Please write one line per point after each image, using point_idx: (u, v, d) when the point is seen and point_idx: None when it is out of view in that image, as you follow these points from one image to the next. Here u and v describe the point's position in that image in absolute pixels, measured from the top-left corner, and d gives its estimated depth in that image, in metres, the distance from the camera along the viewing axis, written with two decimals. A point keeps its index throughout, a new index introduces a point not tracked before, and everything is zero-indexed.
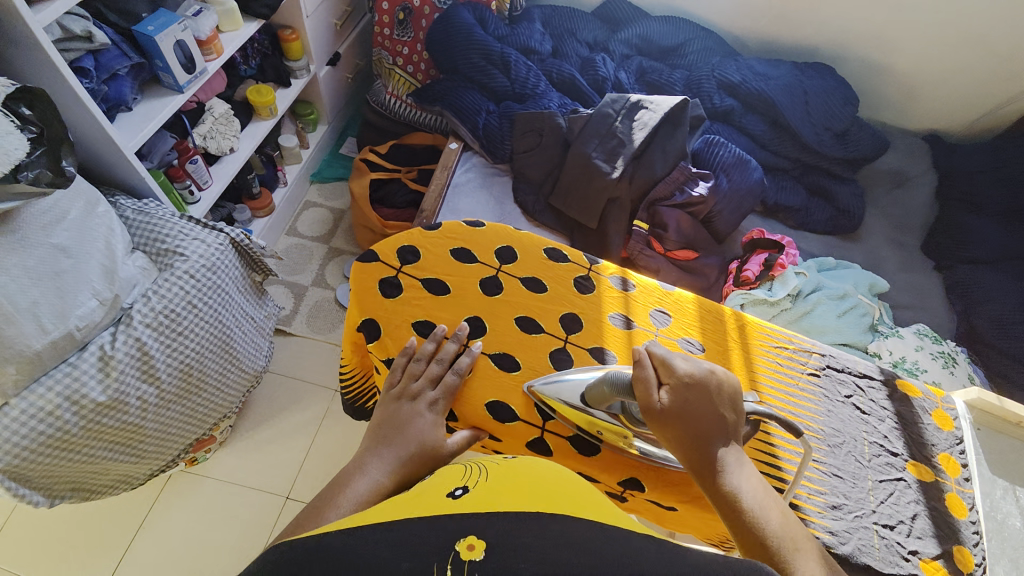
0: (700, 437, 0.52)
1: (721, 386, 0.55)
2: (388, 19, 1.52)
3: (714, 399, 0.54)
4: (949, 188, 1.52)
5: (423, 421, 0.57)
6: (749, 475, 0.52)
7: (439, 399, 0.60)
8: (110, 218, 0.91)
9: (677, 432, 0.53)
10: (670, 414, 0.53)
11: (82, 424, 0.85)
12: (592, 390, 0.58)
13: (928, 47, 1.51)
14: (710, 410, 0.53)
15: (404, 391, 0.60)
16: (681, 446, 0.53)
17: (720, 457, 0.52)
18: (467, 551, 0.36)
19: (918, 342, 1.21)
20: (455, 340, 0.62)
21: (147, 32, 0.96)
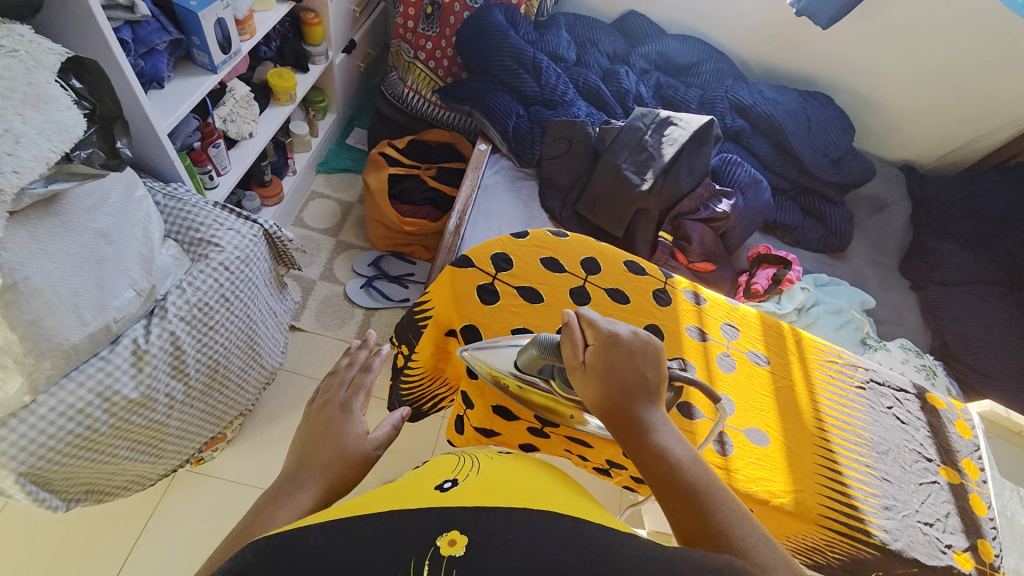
0: (623, 393, 0.49)
1: (645, 345, 0.52)
2: (415, 11, 1.50)
3: (638, 356, 0.51)
4: (922, 215, 1.60)
5: (341, 424, 0.55)
6: (679, 437, 0.48)
7: (351, 399, 0.58)
8: (148, 204, 0.87)
9: (601, 389, 0.50)
10: (596, 370, 0.50)
11: (112, 422, 0.81)
12: (527, 355, 0.57)
13: (914, 85, 1.62)
14: (633, 367, 0.50)
15: (322, 404, 0.58)
16: (607, 402, 0.50)
17: (645, 413, 0.49)
18: (448, 545, 0.34)
19: (904, 355, 1.25)
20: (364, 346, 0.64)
21: (189, 7, 0.92)
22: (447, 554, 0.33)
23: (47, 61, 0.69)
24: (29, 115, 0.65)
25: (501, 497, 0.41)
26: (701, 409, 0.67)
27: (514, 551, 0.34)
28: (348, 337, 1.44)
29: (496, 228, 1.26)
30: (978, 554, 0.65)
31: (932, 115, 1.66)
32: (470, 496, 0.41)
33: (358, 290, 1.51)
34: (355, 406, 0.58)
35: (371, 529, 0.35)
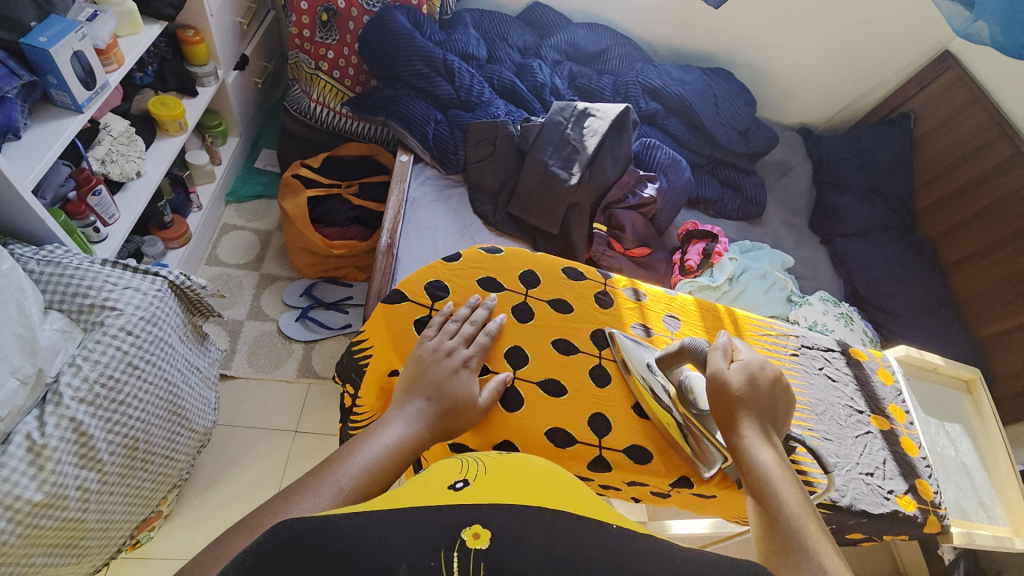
0: (750, 408, 0.59)
1: (784, 388, 0.63)
2: (309, 19, 1.40)
3: (776, 393, 0.61)
4: (823, 173, 1.74)
5: (465, 379, 0.62)
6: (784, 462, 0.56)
7: (474, 356, 0.65)
8: (18, 275, 0.74)
9: (732, 399, 0.59)
10: (732, 383, 0.59)
11: (16, 533, 0.70)
12: (668, 353, 0.65)
13: (801, 55, 1.75)
14: (767, 394, 0.60)
15: (437, 346, 0.64)
16: (733, 414, 0.58)
17: (762, 435, 0.58)
18: (473, 539, 0.33)
19: (825, 307, 1.36)
20: (486, 306, 0.70)
21: (40, 44, 0.80)
22: (473, 548, 0.32)
23: None
24: None
25: (515, 494, 0.39)
26: None
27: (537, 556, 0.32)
28: (289, 376, 1.35)
29: (429, 242, 1.21)
30: (918, 494, 0.73)
31: (820, 79, 1.79)
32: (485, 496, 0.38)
33: (292, 324, 1.41)
34: (472, 362, 0.64)
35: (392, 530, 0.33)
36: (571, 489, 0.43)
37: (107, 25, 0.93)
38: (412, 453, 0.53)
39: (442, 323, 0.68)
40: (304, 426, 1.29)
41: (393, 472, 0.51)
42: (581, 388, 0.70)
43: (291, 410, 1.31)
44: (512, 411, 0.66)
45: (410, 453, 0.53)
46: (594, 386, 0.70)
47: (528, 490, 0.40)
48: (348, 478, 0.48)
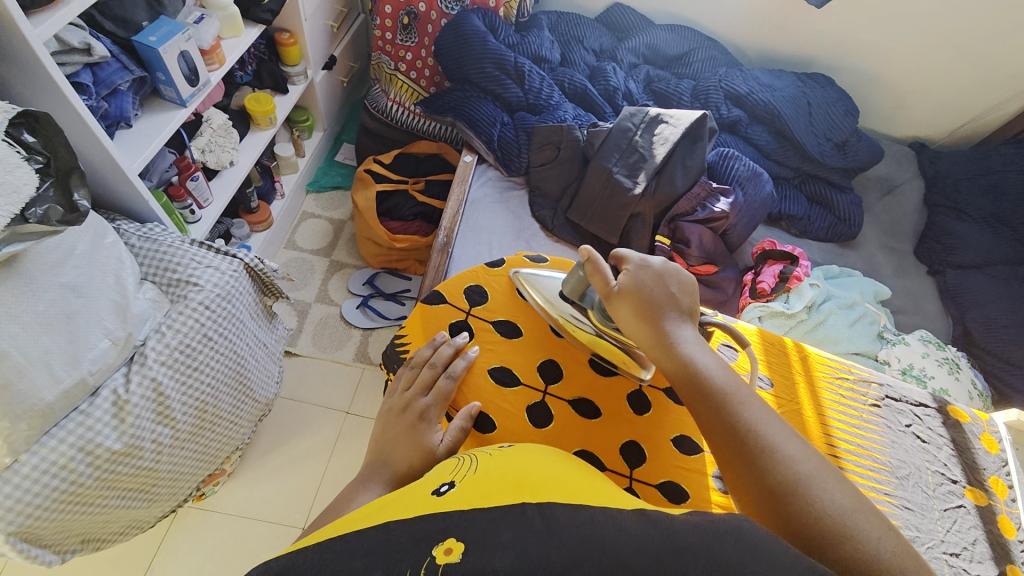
0: (654, 313, 0.62)
1: (679, 275, 0.65)
2: (391, 22, 1.47)
3: (670, 284, 0.64)
4: (936, 195, 1.52)
5: (420, 430, 0.64)
6: (707, 353, 0.59)
7: (431, 406, 0.66)
8: (120, 249, 0.85)
9: (637, 313, 0.63)
10: (633, 295, 0.64)
11: (97, 474, 0.79)
12: (569, 279, 0.72)
13: (920, 60, 1.53)
14: (664, 290, 0.63)
15: (399, 402, 0.68)
16: (643, 327, 0.62)
17: (677, 331, 0.61)
18: (444, 555, 0.36)
19: (924, 349, 1.18)
20: (451, 346, 0.70)
21: (150, 44, 0.90)
22: (443, 563, 0.36)
23: None
24: None
25: (497, 496, 0.43)
26: (700, 444, 0.65)
27: (512, 555, 0.35)
28: (347, 359, 1.42)
29: (485, 243, 1.22)
30: None
31: (942, 88, 1.57)
32: (469, 501, 0.43)
33: (354, 310, 1.48)
34: (430, 411, 0.65)
35: (366, 548, 0.38)
36: (559, 478, 0.48)
37: (211, 28, 1.04)
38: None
39: (405, 372, 0.70)
40: (355, 408, 1.36)
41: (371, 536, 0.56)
42: (616, 411, 0.68)
43: (346, 391, 1.38)
44: (540, 427, 0.66)
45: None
46: (630, 412, 0.68)
47: (509, 486, 0.45)
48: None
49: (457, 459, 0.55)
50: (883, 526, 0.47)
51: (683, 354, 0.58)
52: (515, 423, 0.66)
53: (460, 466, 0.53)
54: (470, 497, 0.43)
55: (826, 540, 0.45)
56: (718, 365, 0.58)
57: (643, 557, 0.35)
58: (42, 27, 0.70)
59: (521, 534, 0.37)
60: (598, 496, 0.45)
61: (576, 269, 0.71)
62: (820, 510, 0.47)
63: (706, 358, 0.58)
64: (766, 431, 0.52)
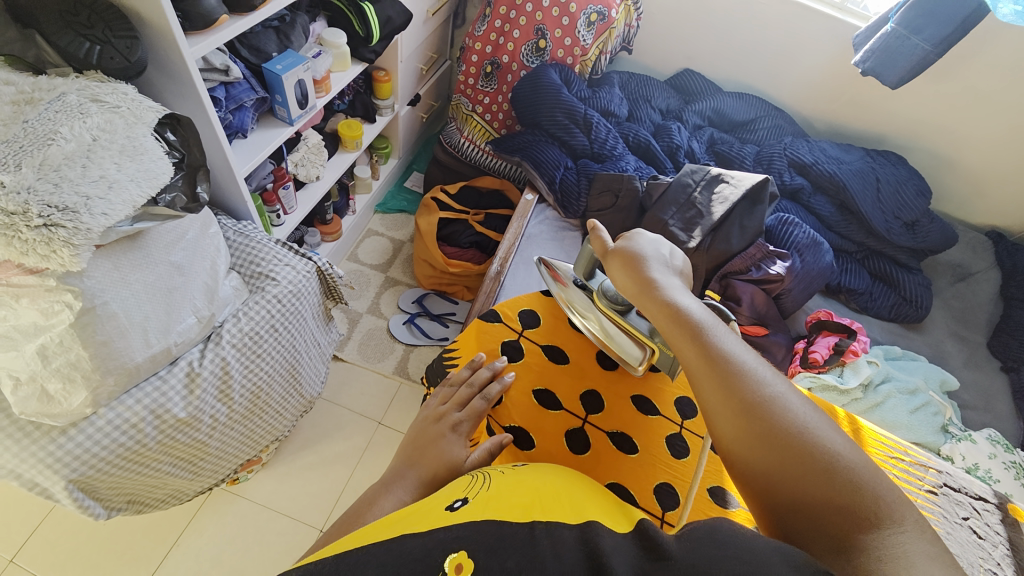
0: (641, 267, 0.63)
1: (664, 241, 0.68)
2: (475, 69, 1.62)
3: (655, 245, 0.67)
4: (1014, 288, 1.43)
5: (449, 443, 0.66)
6: (686, 292, 0.60)
7: (464, 421, 0.69)
8: (218, 240, 0.96)
9: (624, 267, 0.64)
10: (621, 254, 0.66)
11: (159, 438, 0.86)
12: (580, 262, 0.78)
13: (1000, 149, 1.49)
14: (649, 248, 0.66)
15: (434, 414, 0.71)
16: (629, 275, 0.64)
17: (659, 275, 0.62)
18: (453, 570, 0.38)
19: (992, 449, 1.09)
20: (489, 368, 0.74)
21: (275, 71, 1.05)
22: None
23: (147, 117, 0.80)
24: (124, 164, 0.75)
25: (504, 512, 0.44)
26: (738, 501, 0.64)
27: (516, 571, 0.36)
28: (386, 371, 1.47)
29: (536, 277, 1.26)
30: None
31: None
32: (480, 514, 0.44)
33: (400, 325, 1.55)
34: (461, 427, 0.68)
35: (380, 559, 0.38)
36: (565, 499, 0.48)
37: (325, 62, 1.19)
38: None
39: (444, 389, 0.74)
40: (387, 420, 1.40)
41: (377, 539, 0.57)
42: (656, 454, 0.68)
43: (381, 403, 1.43)
44: (577, 453, 0.68)
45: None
46: (669, 456, 0.68)
47: (517, 506, 0.45)
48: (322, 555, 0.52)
49: (468, 479, 0.56)
50: (857, 450, 0.46)
51: (666, 292, 0.59)
52: (554, 447, 0.68)
53: (473, 484, 0.54)
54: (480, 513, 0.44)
55: (793, 454, 0.45)
56: (699, 306, 0.58)
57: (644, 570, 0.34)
58: (198, 47, 0.85)
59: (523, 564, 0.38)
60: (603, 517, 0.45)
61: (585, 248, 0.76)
62: (791, 426, 0.46)
63: (686, 299, 0.58)
64: (736, 360, 0.51)
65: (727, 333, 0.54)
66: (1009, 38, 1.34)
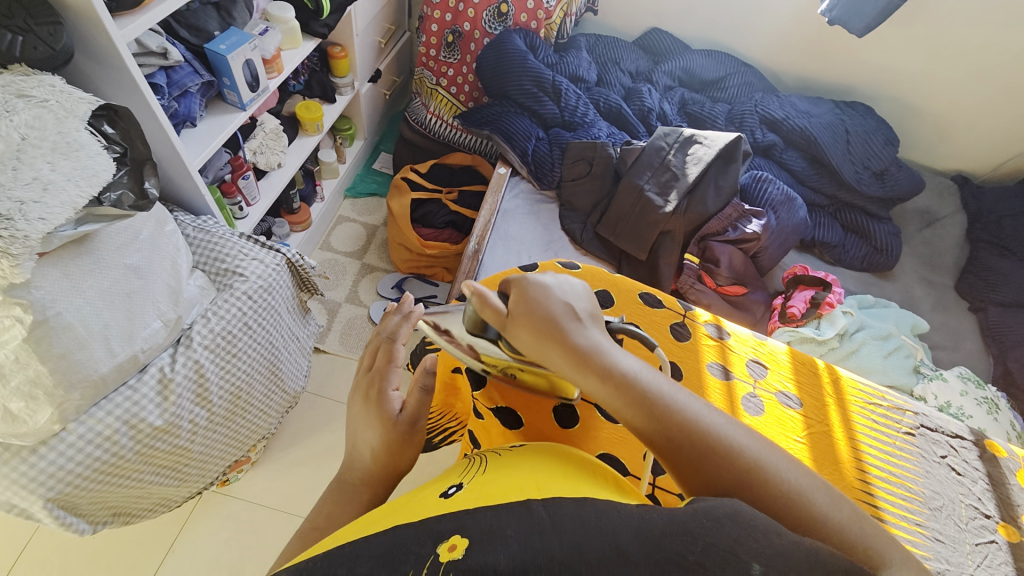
0: (562, 332, 0.52)
1: (564, 282, 0.57)
2: (436, 40, 1.54)
3: (559, 293, 0.55)
4: (979, 229, 1.47)
5: (377, 404, 0.65)
6: (626, 353, 0.52)
7: (391, 375, 0.67)
8: (177, 238, 0.91)
9: (540, 336, 0.52)
10: (531, 318, 0.53)
11: (137, 448, 0.83)
12: (467, 317, 0.60)
13: (963, 93, 1.51)
14: (558, 303, 0.54)
15: (359, 383, 0.68)
16: (556, 350, 0.52)
17: (591, 341, 0.52)
18: (448, 551, 0.37)
19: (963, 386, 1.13)
20: (403, 317, 0.70)
21: (220, 51, 0.98)
22: (445, 560, 0.36)
23: (78, 109, 0.73)
24: (60, 163, 0.69)
25: (500, 493, 0.44)
26: None
27: (513, 548, 0.36)
28: None
29: (514, 253, 1.24)
30: None
31: (988, 120, 1.53)
32: (474, 499, 0.44)
33: (381, 312, 1.52)
34: (391, 384, 0.66)
35: (374, 551, 0.38)
36: (560, 477, 0.48)
37: (274, 39, 1.12)
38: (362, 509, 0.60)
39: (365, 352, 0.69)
40: None
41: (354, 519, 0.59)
42: None
43: None
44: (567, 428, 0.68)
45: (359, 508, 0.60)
46: None
47: (513, 485, 0.45)
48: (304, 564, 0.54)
49: (466, 463, 0.56)
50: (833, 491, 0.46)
51: (612, 366, 0.50)
52: (543, 422, 0.68)
53: (470, 466, 0.54)
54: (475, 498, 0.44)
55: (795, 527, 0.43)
56: (639, 367, 0.50)
57: (639, 541, 0.35)
58: (128, 28, 0.78)
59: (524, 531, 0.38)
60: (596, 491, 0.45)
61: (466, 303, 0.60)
62: (786, 497, 0.44)
63: (627, 363, 0.50)
64: (705, 429, 0.46)
65: (689, 400, 0.49)
66: None
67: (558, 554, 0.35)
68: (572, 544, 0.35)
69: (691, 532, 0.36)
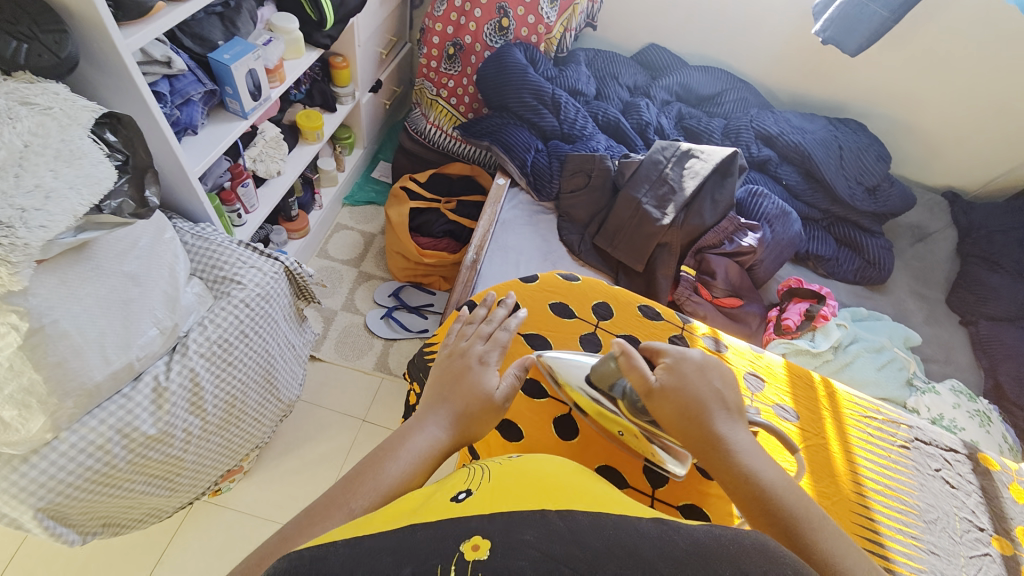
0: (704, 411, 0.56)
1: (720, 367, 0.61)
2: (438, 52, 1.56)
3: (713, 376, 0.59)
4: (969, 245, 1.50)
5: (475, 372, 0.65)
6: (763, 455, 0.54)
7: (489, 352, 0.68)
8: (176, 245, 0.91)
9: (680, 408, 0.57)
10: (674, 392, 0.57)
11: (129, 458, 0.82)
12: (601, 369, 0.65)
13: (953, 111, 1.54)
14: (707, 385, 0.58)
15: (455, 350, 0.69)
16: (693, 429, 0.56)
17: (730, 433, 0.55)
18: (472, 551, 0.35)
19: (955, 399, 1.14)
20: (505, 307, 0.75)
21: (223, 61, 0.99)
22: (472, 559, 0.35)
23: (82, 117, 0.74)
24: (61, 170, 0.69)
25: (516, 501, 0.43)
26: None
27: (534, 552, 0.35)
28: (367, 368, 1.44)
29: (512, 263, 1.24)
30: None
31: (978, 138, 1.57)
32: (487, 507, 0.42)
33: (377, 320, 1.52)
34: (487, 358, 0.67)
35: (395, 547, 0.37)
36: (571, 488, 0.46)
37: (276, 49, 1.13)
38: (428, 462, 0.58)
39: (460, 328, 0.73)
40: (371, 417, 1.37)
41: (415, 481, 0.56)
42: None
43: (363, 400, 1.40)
44: (565, 440, 0.68)
45: (426, 460, 0.57)
46: None
47: (528, 493, 0.44)
48: (362, 501, 0.52)
49: (469, 468, 0.54)
50: None
51: (746, 462, 0.53)
52: (541, 434, 0.68)
53: (472, 474, 0.52)
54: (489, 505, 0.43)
55: None
56: (767, 466, 0.53)
57: (662, 558, 0.35)
58: (133, 37, 0.78)
59: (543, 537, 0.37)
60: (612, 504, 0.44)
61: (608, 357, 0.64)
62: None
63: (753, 460, 0.53)
64: (821, 541, 0.48)
65: (820, 517, 0.50)
66: (959, 1, 1.38)
67: (579, 565, 0.34)
68: (594, 555, 0.35)
69: (712, 556, 0.35)
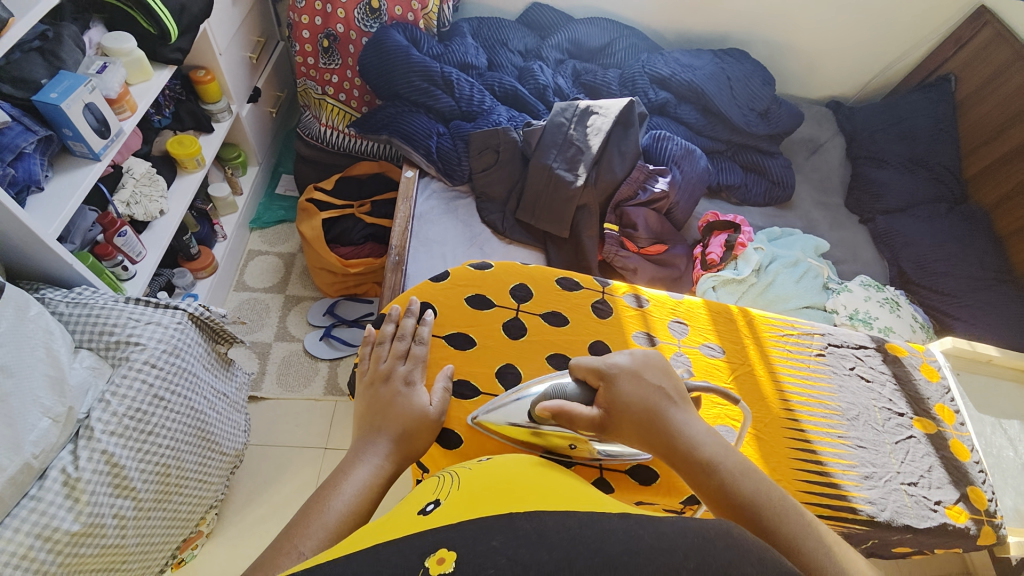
0: (655, 415, 0.56)
1: (655, 363, 0.61)
2: (312, 46, 1.44)
3: (652, 375, 0.60)
4: (857, 148, 1.62)
5: (404, 394, 0.65)
6: (707, 435, 0.56)
7: (411, 370, 0.68)
8: (47, 320, 0.81)
9: (631, 416, 0.57)
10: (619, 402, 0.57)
11: (60, 560, 0.74)
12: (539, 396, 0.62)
13: (821, 26, 1.63)
14: (652, 385, 0.59)
15: (376, 375, 0.67)
16: (643, 432, 0.56)
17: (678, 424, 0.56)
18: (438, 564, 0.31)
19: (866, 292, 1.25)
20: (410, 316, 0.73)
21: (51, 100, 0.86)
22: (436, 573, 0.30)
23: None
24: None
25: (488, 504, 0.38)
26: None
27: (502, 559, 0.31)
28: (317, 395, 1.38)
29: (438, 255, 1.21)
30: (970, 502, 0.71)
31: (848, 46, 1.67)
32: (457, 514, 0.37)
33: (317, 343, 1.44)
34: (411, 377, 0.67)
35: (353, 568, 0.31)
36: (546, 487, 0.41)
37: (116, 75, 1.00)
38: (378, 488, 0.56)
39: (371, 351, 0.71)
40: (332, 443, 1.32)
41: (368, 508, 0.54)
42: None
43: (320, 428, 1.34)
44: None
45: (372, 489, 0.56)
46: None
47: (500, 493, 0.40)
48: (312, 539, 0.48)
49: (437, 477, 0.49)
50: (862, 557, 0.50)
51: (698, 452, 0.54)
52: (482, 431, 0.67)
53: (442, 483, 0.46)
54: (458, 512, 0.37)
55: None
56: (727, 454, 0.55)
57: (633, 554, 0.30)
58: None
59: (510, 539, 0.32)
60: (589, 501, 0.40)
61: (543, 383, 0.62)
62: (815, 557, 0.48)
63: (706, 444, 0.55)
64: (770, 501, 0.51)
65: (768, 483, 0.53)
66: None
67: (549, 568, 0.30)
68: (565, 553, 0.30)
69: (682, 547, 0.32)
